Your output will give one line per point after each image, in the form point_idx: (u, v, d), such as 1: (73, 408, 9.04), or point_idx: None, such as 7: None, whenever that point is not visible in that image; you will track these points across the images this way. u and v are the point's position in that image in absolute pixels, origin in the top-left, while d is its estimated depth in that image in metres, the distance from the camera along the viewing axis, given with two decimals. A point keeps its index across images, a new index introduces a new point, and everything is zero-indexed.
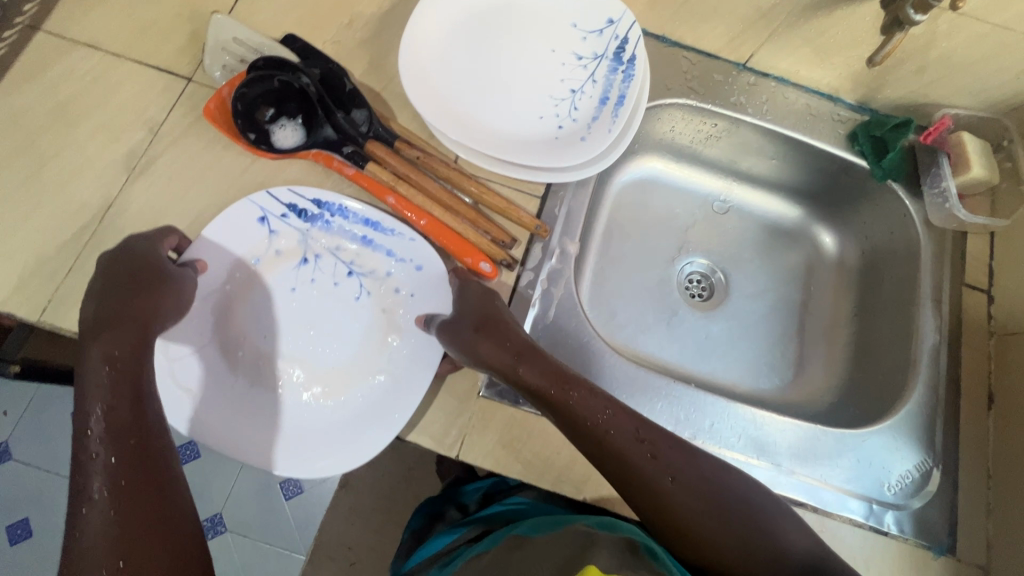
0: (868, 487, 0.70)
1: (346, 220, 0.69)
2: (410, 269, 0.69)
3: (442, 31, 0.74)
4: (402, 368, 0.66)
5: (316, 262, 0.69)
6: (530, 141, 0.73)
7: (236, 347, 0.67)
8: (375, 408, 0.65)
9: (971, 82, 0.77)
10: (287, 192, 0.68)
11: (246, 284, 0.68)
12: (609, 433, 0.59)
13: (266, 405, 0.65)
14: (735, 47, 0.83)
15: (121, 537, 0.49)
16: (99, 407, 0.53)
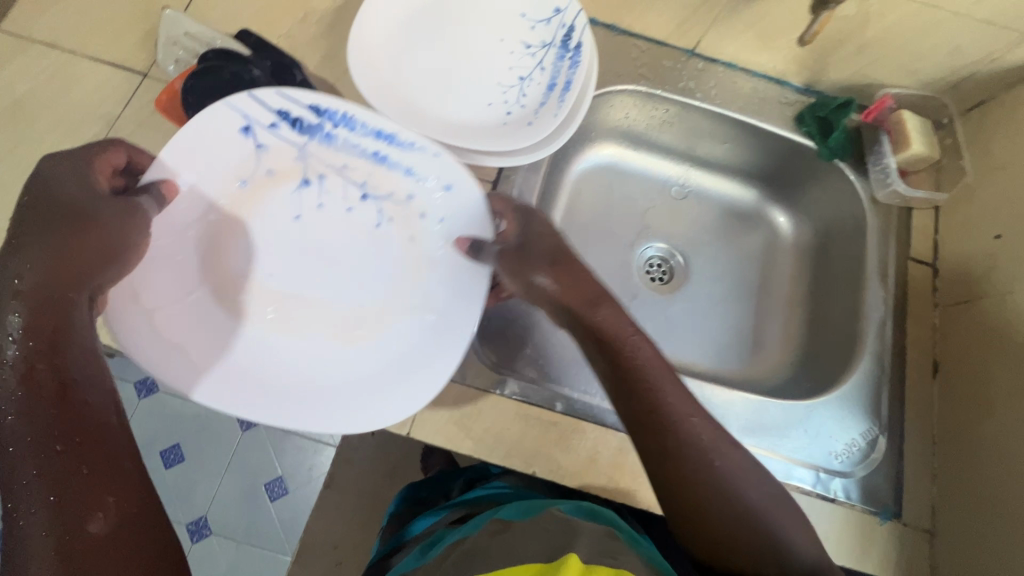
0: (816, 455, 0.72)
1: (355, 131, 0.68)
2: (432, 189, 0.69)
3: (392, 23, 0.76)
4: (443, 302, 0.67)
5: (320, 182, 0.69)
6: (479, 128, 0.75)
7: (233, 289, 0.65)
8: (415, 359, 0.64)
9: (908, 61, 0.79)
10: (276, 96, 0.65)
11: (234, 218, 0.67)
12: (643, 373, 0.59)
13: (291, 344, 0.65)
14: (683, 34, 0.85)
15: (66, 552, 0.44)
16: (14, 411, 0.47)
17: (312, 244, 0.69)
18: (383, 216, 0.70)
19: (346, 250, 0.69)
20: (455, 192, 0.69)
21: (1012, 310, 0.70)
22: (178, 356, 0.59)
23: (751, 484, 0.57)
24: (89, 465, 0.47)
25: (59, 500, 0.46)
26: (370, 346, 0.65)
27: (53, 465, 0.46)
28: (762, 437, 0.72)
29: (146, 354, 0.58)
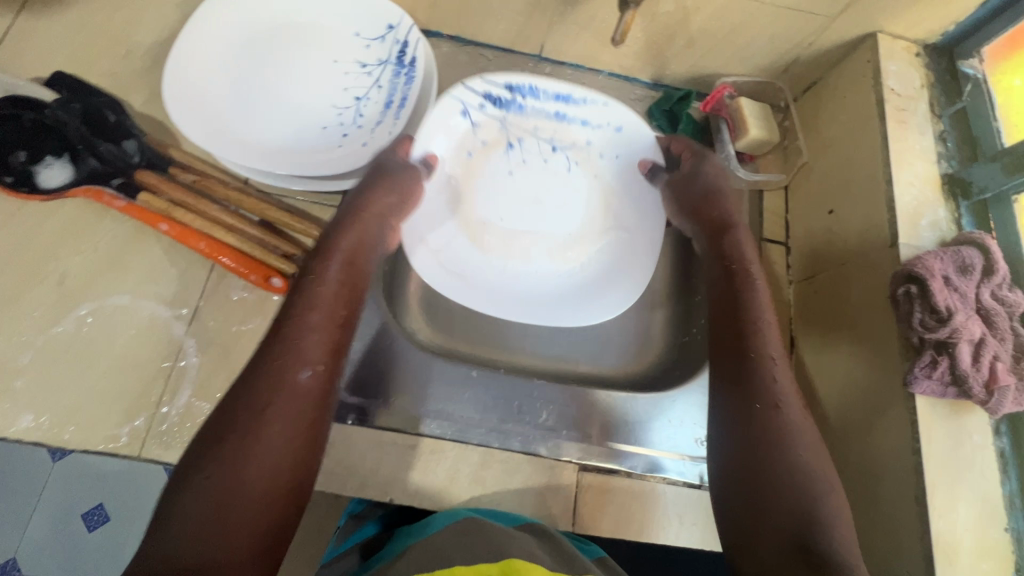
0: (681, 444, 0.72)
1: (538, 99, 0.77)
2: (606, 136, 0.78)
3: (215, 53, 0.74)
4: (630, 221, 0.78)
5: (520, 144, 0.78)
6: (313, 152, 0.74)
7: (522, 231, 0.77)
8: (622, 270, 0.76)
9: (737, 51, 0.82)
10: (482, 81, 0.74)
11: (467, 177, 0.76)
12: (741, 274, 0.64)
13: (575, 267, 0.77)
14: (525, 40, 0.86)
15: (284, 434, 0.47)
16: (317, 308, 0.54)
17: (533, 197, 0.78)
18: (597, 154, 0.79)
19: (569, 200, 0.79)
20: (623, 132, 0.78)
21: (844, 282, 0.71)
22: (461, 279, 0.73)
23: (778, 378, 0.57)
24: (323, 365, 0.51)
25: (257, 422, 0.46)
26: (582, 268, 0.77)
27: (280, 387, 0.48)
28: (626, 432, 0.72)
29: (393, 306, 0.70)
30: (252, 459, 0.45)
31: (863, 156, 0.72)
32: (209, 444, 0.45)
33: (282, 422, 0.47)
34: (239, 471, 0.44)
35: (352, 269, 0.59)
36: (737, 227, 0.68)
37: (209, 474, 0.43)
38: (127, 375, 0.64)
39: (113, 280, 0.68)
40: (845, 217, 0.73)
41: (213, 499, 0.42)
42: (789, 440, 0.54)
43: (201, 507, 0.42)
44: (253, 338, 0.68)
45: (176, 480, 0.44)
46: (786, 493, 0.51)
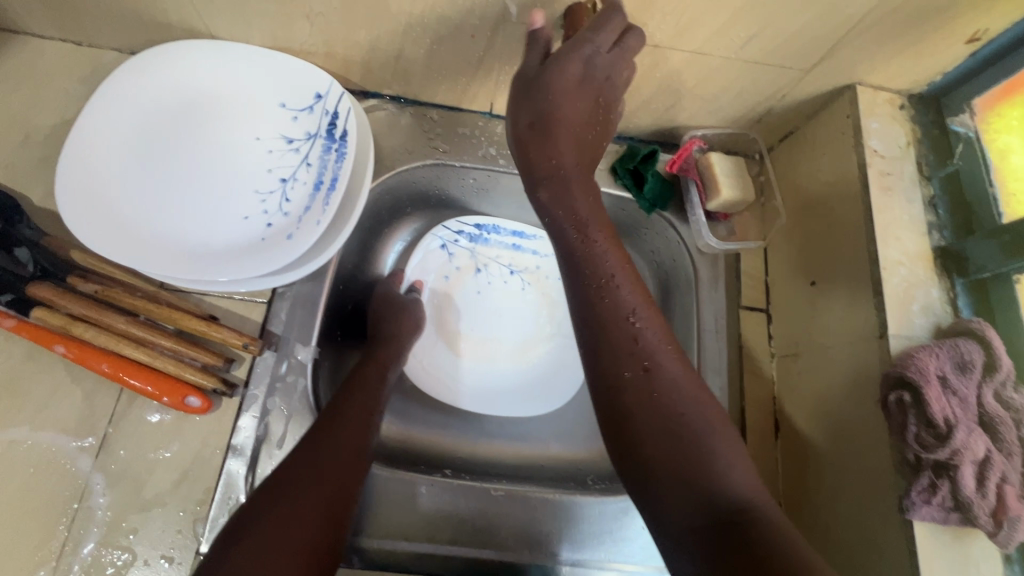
0: (657, 553, 0.65)
1: (499, 235, 0.87)
2: (552, 263, 0.88)
3: (119, 140, 0.66)
4: (570, 327, 0.87)
5: (487, 270, 0.87)
6: (232, 248, 0.66)
7: (487, 346, 0.84)
8: (557, 371, 0.85)
9: (704, 105, 0.74)
10: (457, 221, 0.85)
11: (446, 297, 0.86)
12: (584, 240, 0.59)
13: (528, 370, 0.84)
14: (473, 99, 0.78)
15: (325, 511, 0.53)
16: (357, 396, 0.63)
17: (497, 313, 0.86)
18: (542, 275, 0.88)
19: (519, 314, 0.86)
20: None
21: (827, 367, 0.64)
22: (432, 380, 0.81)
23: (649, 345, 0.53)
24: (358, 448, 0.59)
25: (304, 494, 0.53)
26: (529, 368, 0.84)
27: (322, 467, 0.55)
28: (594, 545, 0.65)
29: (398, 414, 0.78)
30: (290, 525, 0.50)
31: (846, 226, 0.65)
32: (259, 510, 0.51)
33: (323, 492, 0.53)
34: (284, 535, 0.49)
35: (369, 377, 0.67)
36: (578, 189, 0.61)
37: (260, 534, 0.49)
38: (22, 523, 0.57)
39: (8, 410, 0.60)
40: (829, 293, 0.66)
41: (261, 557, 0.47)
42: (669, 403, 0.50)
43: (254, 564, 0.47)
44: (169, 466, 0.61)
45: (225, 541, 0.49)
46: (678, 457, 0.48)
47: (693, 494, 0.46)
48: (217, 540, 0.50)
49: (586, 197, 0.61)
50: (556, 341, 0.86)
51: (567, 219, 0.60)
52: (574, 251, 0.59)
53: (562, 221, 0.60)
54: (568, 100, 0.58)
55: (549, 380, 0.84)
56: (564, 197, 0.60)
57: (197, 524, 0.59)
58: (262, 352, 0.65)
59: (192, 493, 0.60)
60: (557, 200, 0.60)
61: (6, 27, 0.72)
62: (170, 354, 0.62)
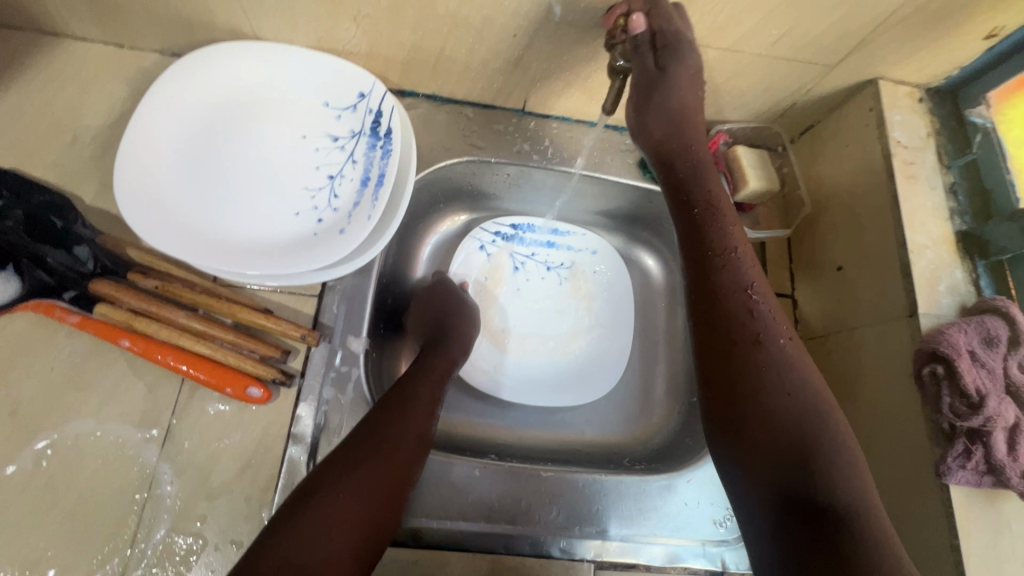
0: (700, 527, 0.68)
1: (535, 233, 0.92)
2: (586, 259, 0.93)
3: (172, 139, 0.68)
4: (608, 318, 0.90)
5: (524, 267, 0.92)
6: (285, 243, 0.68)
7: (527, 339, 0.88)
8: (600, 361, 0.87)
9: (731, 100, 0.77)
10: (494, 223, 0.91)
11: (485, 294, 0.90)
12: (714, 217, 0.63)
13: (570, 360, 0.88)
14: (507, 96, 0.80)
15: (378, 490, 0.56)
16: (417, 386, 0.67)
17: (537, 308, 0.90)
18: (579, 271, 0.92)
19: (556, 307, 0.90)
20: (599, 255, 0.93)
21: (856, 347, 0.68)
22: (473, 370, 0.84)
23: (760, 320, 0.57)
24: (415, 436, 0.62)
25: (370, 466, 0.57)
26: (570, 358, 0.88)
27: (386, 443, 0.59)
28: (640, 521, 0.68)
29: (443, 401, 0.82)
30: (357, 492, 0.55)
31: (872, 213, 0.69)
32: (328, 475, 0.55)
33: (379, 472, 0.57)
34: (353, 501, 0.54)
35: (433, 371, 0.70)
36: (706, 180, 0.66)
37: (331, 496, 0.53)
38: (93, 513, 0.58)
39: (73, 404, 0.61)
40: (857, 276, 0.70)
41: (332, 516, 0.52)
42: (781, 375, 0.53)
43: (325, 522, 0.52)
44: (233, 455, 0.63)
45: (297, 499, 0.54)
46: (790, 429, 0.51)
47: (797, 465, 0.49)
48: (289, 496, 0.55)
49: (713, 188, 0.66)
50: (596, 330, 0.89)
51: (686, 201, 0.66)
52: (691, 223, 0.64)
53: (683, 203, 0.66)
54: (689, 96, 0.65)
55: (592, 371, 0.87)
56: (690, 179, 0.66)
57: (263, 510, 0.61)
58: (318, 344, 0.68)
59: (256, 480, 0.62)
60: (683, 185, 0.66)
61: (50, 30, 0.73)
62: (229, 346, 0.64)
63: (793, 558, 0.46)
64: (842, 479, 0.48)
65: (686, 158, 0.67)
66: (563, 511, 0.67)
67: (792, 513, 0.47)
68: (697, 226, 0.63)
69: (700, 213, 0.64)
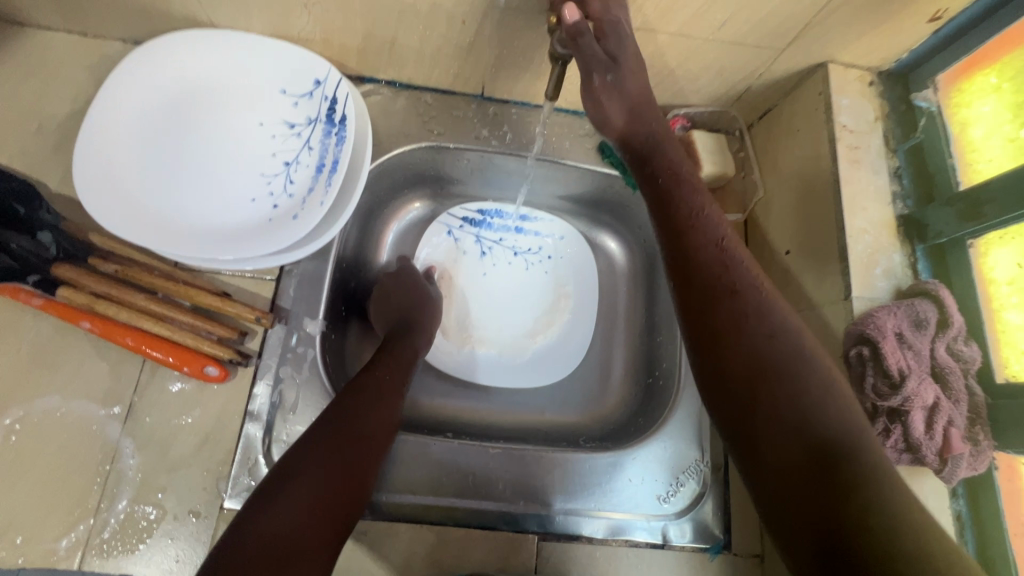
0: (643, 503, 0.71)
1: (502, 219, 0.94)
2: (553, 244, 0.94)
3: (130, 127, 0.70)
4: (572, 302, 0.92)
5: (492, 252, 0.94)
6: (241, 228, 0.70)
7: (492, 322, 0.91)
8: (563, 342, 0.90)
9: (686, 84, 0.77)
10: (461, 208, 0.93)
11: (452, 277, 0.92)
12: (680, 178, 0.63)
13: (535, 342, 0.90)
14: (465, 82, 0.81)
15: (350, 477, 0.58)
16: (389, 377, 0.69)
17: (504, 292, 0.92)
18: (546, 256, 0.94)
19: (522, 291, 0.93)
20: (566, 240, 0.95)
21: None
22: (439, 352, 0.87)
23: (735, 271, 0.55)
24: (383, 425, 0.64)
25: (341, 445, 0.59)
26: (536, 340, 0.90)
27: (355, 424, 0.61)
28: (587, 496, 0.70)
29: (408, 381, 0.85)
30: (331, 471, 0.56)
31: (817, 197, 0.69)
32: (301, 456, 0.57)
33: (353, 459, 0.59)
34: (327, 479, 0.56)
35: (399, 355, 0.73)
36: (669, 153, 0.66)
37: (306, 477, 0.55)
38: (60, 484, 0.62)
39: (41, 382, 0.65)
40: (801, 259, 0.70)
41: (308, 496, 0.54)
42: (762, 323, 0.51)
43: (302, 501, 0.53)
44: (193, 430, 0.66)
45: (272, 481, 0.55)
46: (779, 380, 0.47)
47: (790, 409, 0.46)
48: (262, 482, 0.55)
49: (676, 155, 0.66)
50: (559, 313, 0.92)
51: (653, 168, 0.64)
52: (653, 188, 0.63)
53: (648, 175, 0.65)
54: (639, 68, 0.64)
55: (554, 352, 0.89)
56: (660, 155, 0.65)
57: (221, 483, 0.64)
58: (273, 325, 0.70)
59: (213, 454, 0.65)
60: (648, 156, 0.65)
61: (14, 20, 0.75)
62: (188, 328, 0.67)
63: (797, 502, 0.42)
64: (836, 416, 0.45)
65: (647, 125, 0.66)
66: (511, 487, 0.69)
67: (793, 455, 0.44)
68: (661, 197, 0.62)
69: (666, 177, 0.63)
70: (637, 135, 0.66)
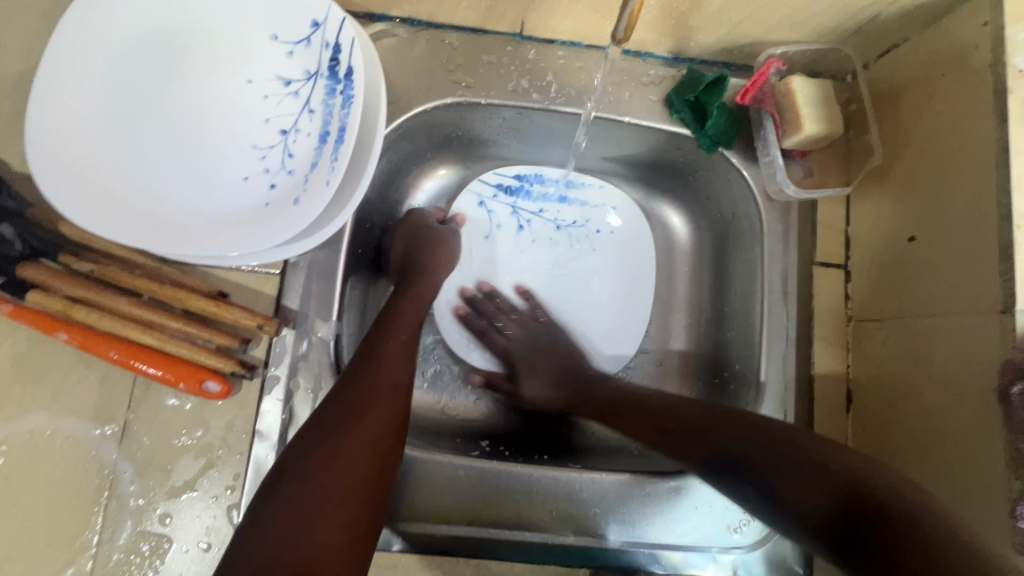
0: (709, 532, 0.62)
1: (544, 185, 0.79)
2: (603, 217, 0.79)
3: (85, 90, 0.56)
4: (629, 285, 0.78)
5: (530, 226, 0.79)
6: (232, 216, 0.58)
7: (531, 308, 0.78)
8: (617, 330, 0.77)
9: (791, 13, 0.58)
10: (495, 174, 0.78)
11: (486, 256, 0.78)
12: (551, 328, 0.75)
13: (584, 331, 0.77)
14: (500, 16, 0.64)
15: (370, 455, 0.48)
16: (399, 333, 0.57)
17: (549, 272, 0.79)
18: (595, 229, 0.79)
19: (571, 273, 0.79)
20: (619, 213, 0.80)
21: (928, 339, 0.55)
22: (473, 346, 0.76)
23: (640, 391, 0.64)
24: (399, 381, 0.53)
25: (343, 433, 0.48)
26: (586, 331, 0.77)
27: (372, 400, 0.50)
28: (647, 524, 0.61)
29: (436, 380, 0.74)
30: (343, 460, 0.46)
31: (963, 172, 0.54)
32: (301, 453, 0.46)
33: (368, 433, 0.48)
34: (332, 476, 0.45)
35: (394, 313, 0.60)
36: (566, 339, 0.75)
37: (306, 481, 0.45)
38: (58, 513, 0.56)
39: (23, 399, 0.57)
40: (935, 250, 0.56)
41: (311, 504, 0.43)
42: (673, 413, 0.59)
43: (309, 504, 0.43)
44: (197, 451, 0.58)
45: (275, 479, 0.46)
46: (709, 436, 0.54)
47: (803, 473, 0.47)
48: (268, 478, 0.46)
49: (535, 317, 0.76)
50: (612, 291, 0.78)
51: (557, 358, 0.72)
52: (547, 368, 0.72)
53: (531, 372, 0.72)
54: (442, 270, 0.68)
55: (604, 343, 0.77)
56: (530, 354, 0.73)
57: (232, 510, 0.57)
58: (280, 331, 0.60)
59: (222, 478, 0.58)
60: (522, 322, 0.75)
61: None
62: (182, 336, 0.58)
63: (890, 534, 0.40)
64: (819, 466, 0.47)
65: (510, 318, 0.75)
66: (557, 512, 0.61)
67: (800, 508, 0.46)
68: (536, 373, 0.72)
69: (533, 337, 0.74)
70: (512, 336, 0.74)
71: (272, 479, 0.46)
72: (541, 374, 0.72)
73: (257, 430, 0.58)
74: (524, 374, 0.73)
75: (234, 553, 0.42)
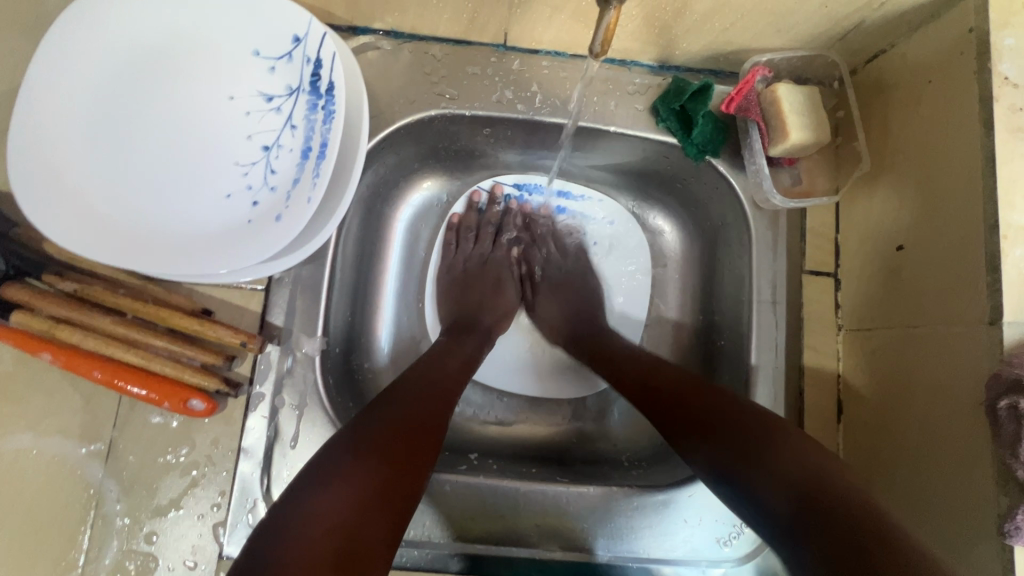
0: (699, 546, 0.61)
1: (542, 195, 0.79)
2: (600, 228, 0.79)
3: (67, 109, 0.56)
4: (621, 295, 0.78)
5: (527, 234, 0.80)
6: (214, 234, 0.58)
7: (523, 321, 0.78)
8: None
9: (775, 21, 0.58)
10: (493, 182, 0.78)
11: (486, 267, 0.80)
12: (586, 266, 0.78)
13: None
14: (482, 28, 0.64)
15: (421, 443, 0.50)
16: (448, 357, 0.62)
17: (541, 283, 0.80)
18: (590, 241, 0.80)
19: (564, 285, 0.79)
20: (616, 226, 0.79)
21: (917, 351, 0.55)
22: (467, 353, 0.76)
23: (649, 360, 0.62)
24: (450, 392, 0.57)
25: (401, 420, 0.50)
26: None
27: (428, 400, 0.54)
28: (636, 539, 0.61)
29: None
30: (403, 442, 0.48)
31: (951, 181, 0.53)
32: (350, 436, 0.48)
33: (422, 425, 0.51)
34: (392, 454, 0.47)
35: None
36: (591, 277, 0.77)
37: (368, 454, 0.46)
38: (45, 533, 0.56)
39: (8, 420, 0.57)
40: (922, 259, 0.55)
41: (373, 477, 0.45)
42: (673, 389, 0.57)
43: (373, 477, 0.45)
44: (183, 468, 0.58)
45: (335, 451, 0.46)
46: (700, 416, 0.53)
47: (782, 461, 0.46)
48: (320, 453, 0.47)
49: (575, 253, 0.79)
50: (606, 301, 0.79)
51: (561, 298, 0.75)
52: (551, 293, 0.76)
53: (549, 292, 0.76)
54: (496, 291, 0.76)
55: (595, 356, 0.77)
56: (556, 279, 0.77)
57: (219, 528, 0.57)
58: (264, 348, 0.60)
59: (208, 495, 0.58)
60: (540, 249, 0.80)
61: None
62: (166, 355, 0.58)
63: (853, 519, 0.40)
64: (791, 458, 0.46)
65: (536, 246, 0.80)
66: (547, 526, 0.61)
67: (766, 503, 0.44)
68: (557, 295, 0.75)
69: (563, 266, 0.78)
70: (549, 261, 0.79)
71: (325, 454, 0.46)
72: (559, 300, 0.75)
73: (241, 449, 0.58)
74: (542, 293, 0.77)
75: (284, 517, 0.42)
